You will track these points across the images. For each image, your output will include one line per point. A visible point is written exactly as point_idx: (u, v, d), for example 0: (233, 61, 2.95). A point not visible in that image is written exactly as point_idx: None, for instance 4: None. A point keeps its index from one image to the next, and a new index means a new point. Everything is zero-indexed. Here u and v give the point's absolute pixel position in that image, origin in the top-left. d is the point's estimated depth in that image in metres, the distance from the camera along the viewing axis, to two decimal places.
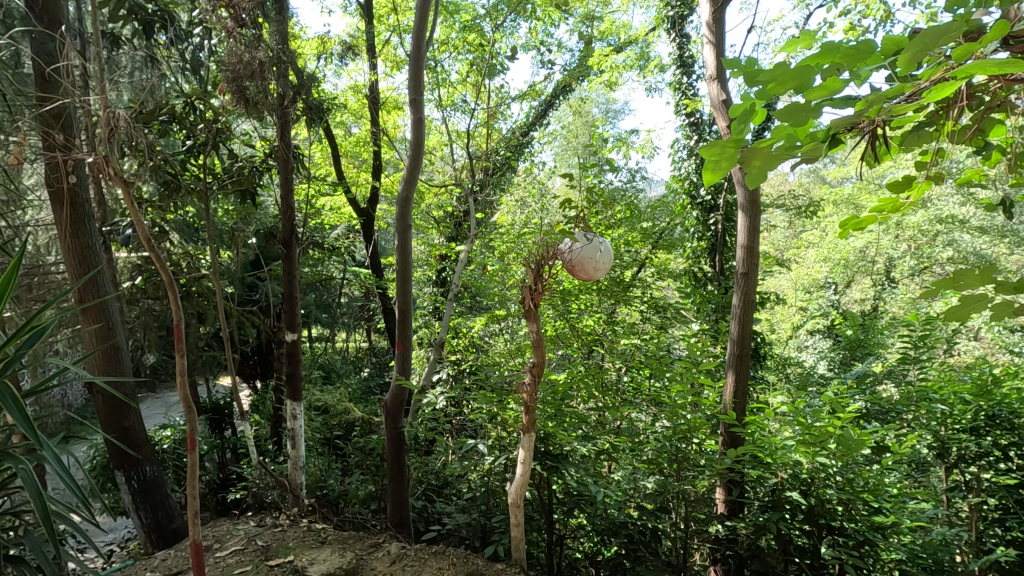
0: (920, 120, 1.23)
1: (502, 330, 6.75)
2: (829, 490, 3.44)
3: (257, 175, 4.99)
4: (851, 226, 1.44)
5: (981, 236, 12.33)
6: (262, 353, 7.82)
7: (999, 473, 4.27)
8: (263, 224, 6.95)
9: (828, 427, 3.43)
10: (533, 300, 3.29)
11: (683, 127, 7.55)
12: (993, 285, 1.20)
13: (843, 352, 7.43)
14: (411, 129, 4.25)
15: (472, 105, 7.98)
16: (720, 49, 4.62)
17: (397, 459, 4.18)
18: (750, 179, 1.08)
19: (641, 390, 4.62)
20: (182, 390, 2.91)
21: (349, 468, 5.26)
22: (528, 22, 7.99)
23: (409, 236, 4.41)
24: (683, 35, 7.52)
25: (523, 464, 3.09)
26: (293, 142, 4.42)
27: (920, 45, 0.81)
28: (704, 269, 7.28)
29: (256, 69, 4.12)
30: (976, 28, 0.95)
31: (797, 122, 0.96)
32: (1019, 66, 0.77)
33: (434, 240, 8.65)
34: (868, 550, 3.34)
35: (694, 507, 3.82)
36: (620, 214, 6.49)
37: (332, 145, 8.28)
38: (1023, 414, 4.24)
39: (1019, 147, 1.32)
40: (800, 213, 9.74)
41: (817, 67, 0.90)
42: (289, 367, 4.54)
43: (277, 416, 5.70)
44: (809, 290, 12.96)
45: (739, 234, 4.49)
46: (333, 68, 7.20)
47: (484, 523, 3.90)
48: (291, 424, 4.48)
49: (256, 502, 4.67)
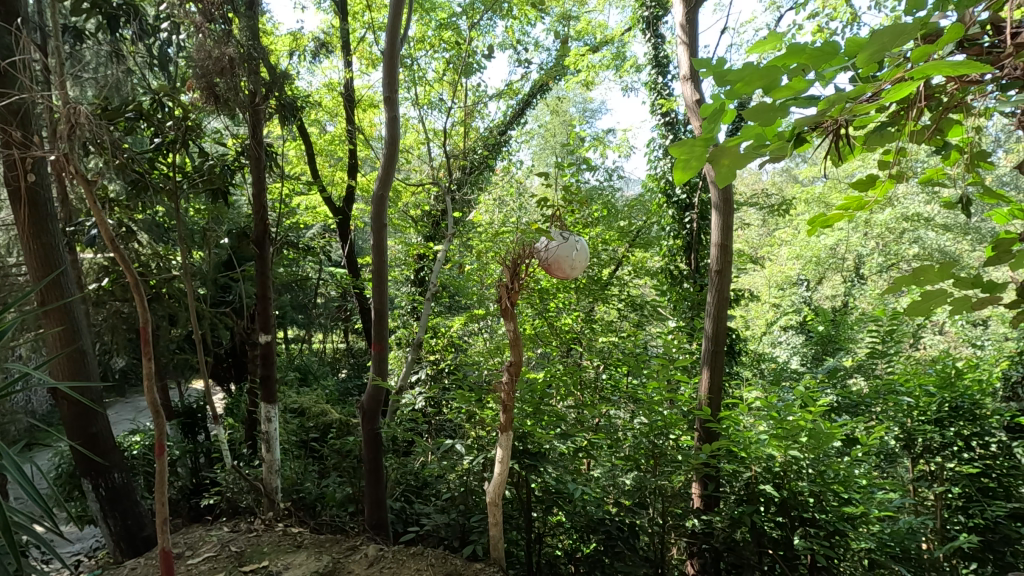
0: (882, 120, 1.26)
1: (481, 329, 6.74)
2: (801, 482, 3.53)
3: (229, 174, 4.89)
4: (818, 224, 1.47)
5: (944, 234, 12.76)
6: (237, 355, 7.67)
7: (962, 463, 4.42)
8: (235, 224, 6.81)
9: (799, 421, 3.54)
10: (510, 298, 3.29)
11: (658, 127, 7.63)
12: (952, 280, 1.24)
13: (815, 347, 7.61)
14: (386, 127, 4.21)
15: (449, 104, 8.01)
16: (693, 50, 4.68)
17: (374, 460, 4.14)
18: (720, 178, 1.09)
19: (619, 387, 4.68)
20: (150, 395, 2.84)
21: (325, 470, 5.19)
22: (504, 21, 7.99)
23: (385, 236, 4.37)
24: (657, 35, 7.61)
25: (501, 464, 3.09)
26: (266, 141, 4.35)
27: (879, 46, 0.83)
28: (680, 267, 7.37)
29: (226, 66, 4.04)
30: (933, 30, 0.98)
31: (765, 121, 0.98)
32: (974, 68, 0.79)
33: (412, 239, 8.58)
34: (838, 540, 3.38)
35: (671, 502, 3.86)
36: (598, 212, 6.58)
37: (307, 144, 8.18)
38: (983, 405, 4.45)
39: (976, 146, 1.36)
40: (773, 212, 9.93)
41: (783, 67, 0.91)
42: (262, 369, 4.47)
43: (252, 419, 5.61)
44: (783, 287, 13.20)
45: (714, 232, 4.56)
46: (307, 65, 7.10)
47: (463, 523, 3.89)
48: (266, 427, 4.40)
49: (230, 508, 4.59)
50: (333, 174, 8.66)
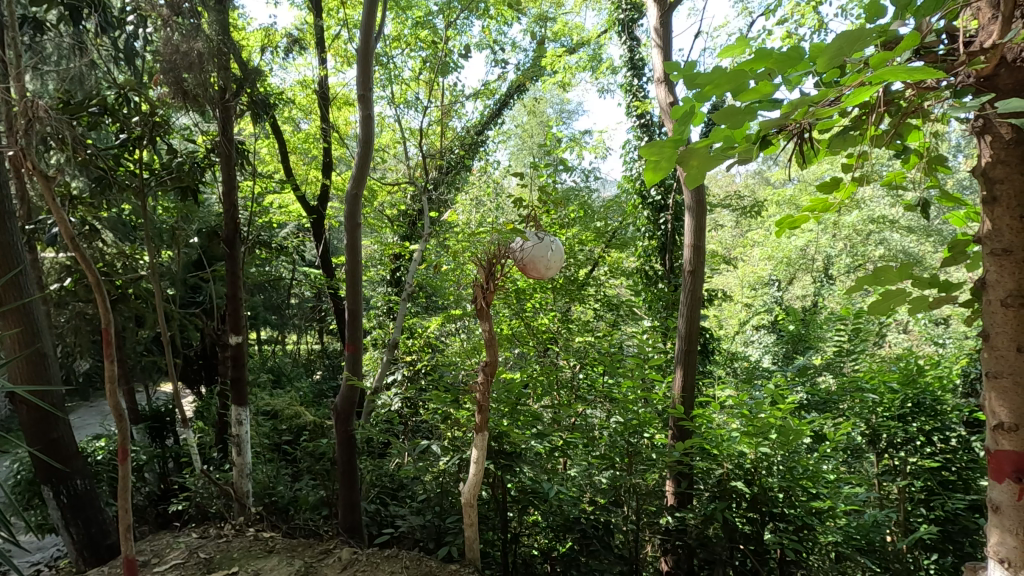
0: (845, 124, 1.31)
1: (457, 330, 6.55)
2: (770, 478, 3.59)
3: (199, 171, 4.78)
4: (786, 226, 1.50)
5: (908, 235, 13.18)
6: (207, 357, 7.50)
7: (924, 457, 4.57)
8: (206, 222, 6.65)
9: (770, 418, 3.61)
10: (485, 299, 3.29)
11: (634, 128, 7.69)
12: (910, 281, 1.28)
13: (786, 346, 7.78)
14: (360, 125, 4.16)
15: (425, 103, 7.97)
16: (667, 53, 4.75)
17: (348, 462, 4.08)
18: (689, 178, 1.11)
19: (595, 386, 4.69)
20: (112, 399, 2.75)
21: (298, 473, 5.10)
22: (480, 21, 7.93)
23: (359, 235, 4.31)
24: (633, 38, 7.68)
25: (476, 464, 3.07)
26: (237, 137, 4.26)
27: (839, 50, 0.86)
28: (655, 267, 7.53)
29: (194, 61, 3.94)
30: (893, 37, 1.01)
31: (734, 123, 1.00)
32: (928, 74, 0.82)
33: (388, 239, 8.48)
34: (807, 534, 3.47)
35: (645, 500, 3.93)
36: (574, 213, 6.63)
37: (280, 142, 8.02)
38: (943, 401, 4.59)
39: (934, 151, 1.41)
40: (745, 213, 10.12)
41: (751, 71, 0.93)
42: (232, 371, 4.38)
43: (223, 422, 5.50)
44: (755, 287, 13.41)
45: (686, 233, 4.61)
46: (281, 61, 6.98)
47: (438, 525, 3.85)
48: (236, 430, 4.31)
49: (200, 513, 4.49)
50: (307, 172, 8.52)
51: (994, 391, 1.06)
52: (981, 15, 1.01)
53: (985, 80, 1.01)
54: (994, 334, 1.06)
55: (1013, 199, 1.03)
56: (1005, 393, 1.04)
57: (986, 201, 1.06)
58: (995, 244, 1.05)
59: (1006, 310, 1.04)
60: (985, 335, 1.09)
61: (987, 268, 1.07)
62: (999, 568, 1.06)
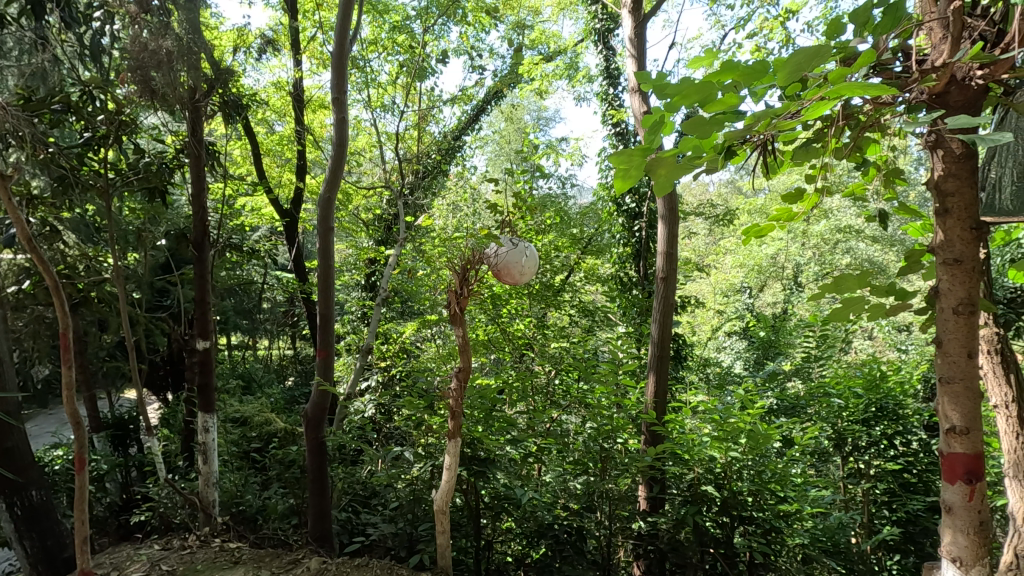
0: (807, 136, 1.34)
1: (433, 336, 6.59)
2: (740, 482, 3.66)
3: (168, 173, 4.67)
4: (752, 235, 1.53)
5: (873, 245, 13.61)
6: (174, 362, 7.30)
7: (887, 460, 4.70)
8: (174, 224, 6.49)
9: (739, 423, 3.70)
10: (459, 305, 3.27)
11: (610, 136, 7.79)
12: (869, 288, 1.32)
13: (757, 352, 7.93)
14: (334, 128, 4.11)
15: (402, 107, 7.93)
16: (641, 63, 4.82)
17: (318, 470, 4.01)
18: (657, 187, 1.12)
19: (569, 391, 4.72)
20: (70, 406, 2.65)
21: (267, 482, 4.99)
22: (458, 27, 7.91)
23: (332, 238, 4.26)
24: (609, 48, 7.79)
25: (448, 471, 3.05)
26: (207, 138, 4.20)
27: (798, 64, 0.88)
28: (630, 273, 7.25)
29: (163, 59, 3.86)
30: (850, 54, 1.05)
31: (701, 133, 1.02)
32: (881, 91, 0.85)
33: (363, 243, 8.41)
34: (774, 537, 3.56)
35: (618, 505, 3.91)
36: (550, 219, 6.67)
37: (253, 143, 7.88)
38: (904, 405, 4.74)
39: (891, 163, 1.46)
40: (718, 221, 10.31)
41: (718, 83, 0.95)
42: (199, 377, 4.27)
43: (189, 430, 5.35)
44: (727, 294, 13.63)
45: (659, 241, 4.67)
46: (254, 63, 6.87)
47: (410, 532, 3.82)
48: (202, 438, 4.21)
49: (163, 524, 4.37)
50: (281, 175, 8.39)
51: (946, 395, 1.10)
52: (933, 34, 1.06)
53: (937, 97, 1.05)
54: (946, 340, 1.10)
55: (963, 211, 1.08)
56: (957, 398, 1.08)
57: (938, 213, 1.10)
58: (947, 253, 1.09)
59: (957, 317, 1.08)
60: (937, 341, 1.13)
61: (939, 276, 1.10)
62: (951, 567, 1.09)
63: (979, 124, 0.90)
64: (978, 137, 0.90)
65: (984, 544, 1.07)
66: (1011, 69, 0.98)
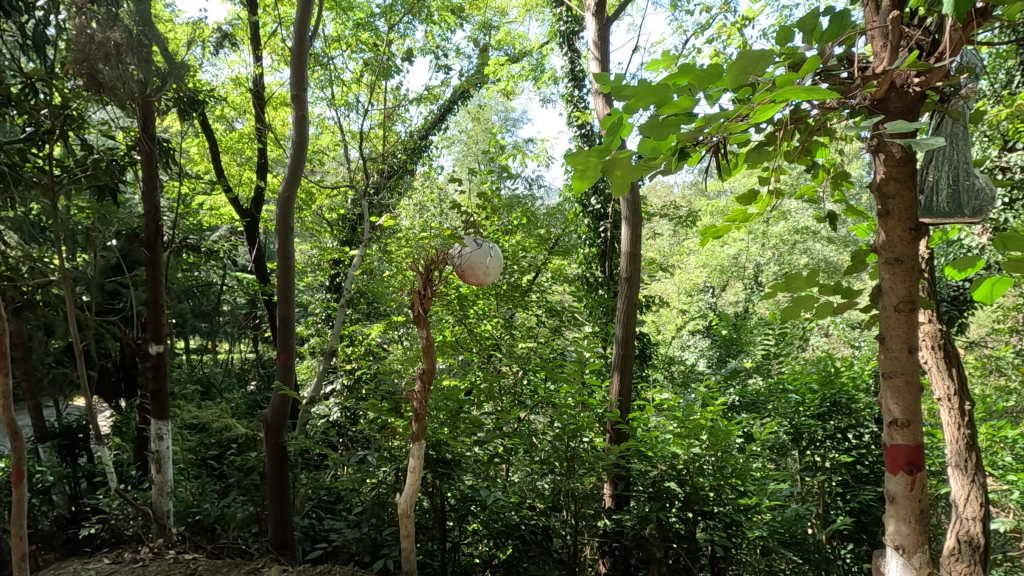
0: (760, 139, 1.37)
1: (400, 337, 6.53)
2: (702, 478, 3.73)
3: (119, 171, 4.49)
4: (709, 235, 1.55)
5: (828, 245, 14.15)
6: (126, 368, 7.00)
7: (841, 452, 4.88)
8: (127, 224, 6.24)
9: (700, 420, 3.79)
10: (423, 306, 3.22)
11: (575, 138, 7.84)
12: (818, 287, 1.37)
13: (719, 350, 8.11)
14: (294, 126, 4.03)
15: (367, 106, 7.80)
16: (605, 66, 4.87)
17: (279, 475, 3.93)
18: (615, 188, 1.13)
19: (536, 391, 4.74)
20: (6, 416, 2.51)
21: (225, 489, 4.84)
22: (424, 26, 7.81)
23: (292, 239, 4.16)
24: (574, 50, 7.84)
25: (413, 473, 3.00)
26: (158, 134, 4.07)
27: (747, 69, 0.90)
28: (596, 274, 7.32)
29: (111, 51, 3.72)
30: (797, 60, 1.08)
31: (659, 135, 1.05)
32: (825, 97, 0.88)
33: (327, 244, 8.28)
34: (734, 530, 3.68)
35: (583, 503, 3.94)
36: (517, 219, 6.71)
37: (210, 140, 7.64)
38: (857, 400, 4.93)
39: (837, 166, 1.50)
40: (681, 222, 10.52)
41: (674, 85, 0.96)
42: (152, 383, 4.09)
43: (142, 438, 5.15)
44: (691, 293, 13.84)
45: (623, 241, 4.71)
46: (212, 57, 6.67)
47: (374, 537, 3.76)
48: (155, 446, 4.05)
49: (113, 537, 4.20)
50: (241, 173, 8.18)
51: (888, 389, 1.14)
52: (873, 43, 1.10)
53: (878, 102, 1.09)
54: (888, 337, 1.14)
55: (903, 212, 1.12)
56: (899, 391, 1.13)
57: (880, 214, 1.15)
58: (889, 253, 1.13)
59: (898, 314, 1.12)
60: (881, 337, 1.17)
61: (882, 275, 1.14)
62: (895, 556, 1.13)
63: (915, 130, 0.94)
64: (915, 142, 0.94)
65: (924, 532, 1.11)
66: (944, 78, 1.03)
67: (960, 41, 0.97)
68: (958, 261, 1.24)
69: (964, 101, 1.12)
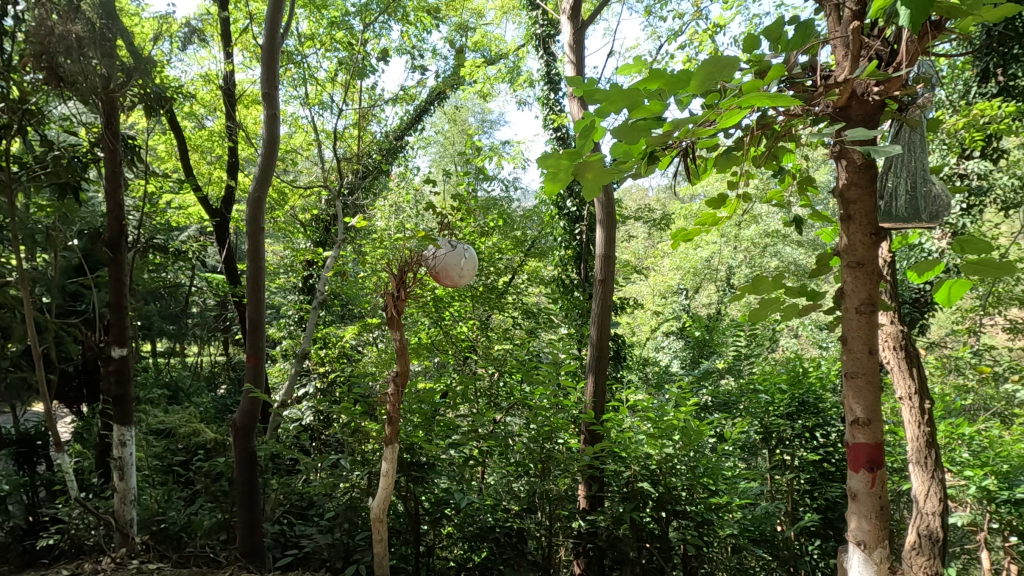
0: (728, 145, 1.39)
1: (375, 339, 6.46)
2: (675, 478, 3.78)
3: (81, 168, 4.34)
4: (680, 238, 1.56)
5: (798, 249, 14.49)
6: (88, 372, 6.77)
7: (809, 450, 5.00)
8: (89, 223, 6.05)
9: (674, 420, 3.85)
10: (396, 307, 3.19)
11: (551, 140, 7.87)
12: (783, 290, 1.40)
13: (692, 351, 8.23)
14: (265, 125, 3.95)
15: (341, 105, 7.71)
16: (580, 69, 4.90)
17: (248, 480, 3.86)
18: (587, 191, 1.14)
19: (511, 393, 4.74)
20: None
21: (192, 496, 4.71)
22: (400, 25, 7.75)
23: (262, 239, 4.07)
24: (550, 53, 7.87)
25: (385, 477, 2.95)
26: (122, 130, 3.93)
27: (714, 75, 0.91)
28: (571, 276, 7.37)
29: (72, 44, 3.61)
30: (762, 68, 1.10)
31: (630, 140, 1.05)
32: (789, 103, 0.90)
33: (300, 244, 8.15)
34: (706, 529, 3.72)
35: (557, 504, 3.96)
36: (493, 222, 6.71)
37: (179, 137, 7.45)
38: (823, 400, 5.07)
39: (803, 171, 1.54)
40: (655, 225, 10.66)
41: (644, 91, 0.96)
42: (115, 387, 3.96)
43: (104, 444, 5.00)
44: (665, 295, 14.01)
45: (598, 243, 4.74)
46: (181, 53, 6.51)
47: (347, 543, 3.71)
48: (117, 453, 3.90)
49: (73, 548, 4.06)
50: (211, 172, 8.02)
51: (850, 389, 1.18)
52: (836, 52, 1.13)
53: (840, 111, 1.12)
54: (851, 337, 1.17)
55: (865, 217, 1.15)
56: (860, 391, 1.16)
57: (842, 218, 1.17)
58: (850, 257, 1.16)
59: (859, 316, 1.16)
60: (843, 338, 1.20)
61: (844, 278, 1.17)
62: (857, 551, 1.16)
63: (874, 137, 0.97)
64: (875, 149, 0.97)
65: (884, 527, 1.15)
66: (901, 88, 1.06)
67: (917, 52, 1.01)
68: (917, 264, 1.28)
69: (922, 109, 1.15)
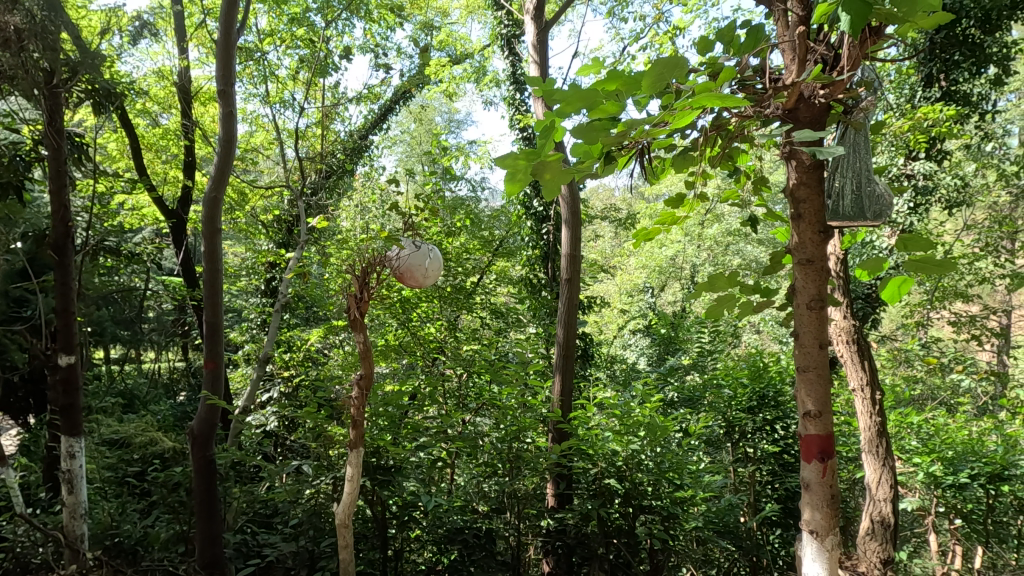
0: (685, 145, 1.42)
1: (340, 342, 6.35)
2: (641, 473, 3.84)
3: (23, 167, 4.16)
4: (641, 236, 1.58)
5: (759, 248, 14.88)
6: (34, 381, 6.43)
7: (771, 443, 5.15)
8: (35, 225, 5.76)
9: (639, 417, 3.92)
10: (359, 309, 3.12)
11: (517, 140, 7.88)
12: (738, 287, 1.43)
13: (658, 348, 8.38)
14: (221, 123, 3.83)
15: (303, 103, 7.53)
16: (543, 70, 4.91)
17: (207, 489, 3.74)
18: (546, 191, 1.14)
19: (479, 393, 4.74)
20: None
21: (149, 508, 4.54)
22: (363, 23, 7.62)
23: (220, 240, 3.93)
24: (515, 53, 7.88)
25: (350, 482, 2.88)
26: (67, 127, 3.72)
27: (665, 76, 0.93)
28: (539, 276, 7.40)
29: (10, 37, 3.39)
30: (715, 68, 1.13)
31: (588, 140, 1.07)
32: (738, 104, 0.92)
33: (262, 245, 7.96)
34: (671, 523, 3.79)
35: (526, 504, 3.96)
36: (460, 222, 6.68)
37: (131, 136, 7.17)
38: (783, 394, 5.23)
39: (758, 170, 1.57)
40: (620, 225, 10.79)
41: (602, 92, 0.97)
42: (62, 397, 3.75)
43: (53, 456, 4.76)
44: (632, 293, 14.18)
45: (564, 243, 4.78)
46: (131, 48, 6.26)
47: (312, 550, 3.61)
48: (65, 465, 3.69)
49: (18, 567, 3.76)
50: (166, 171, 7.74)
51: (802, 382, 1.21)
52: (785, 55, 1.16)
53: (789, 112, 1.16)
54: (802, 333, 1.21)
55: (814, 215, 1.19)
56: (811, 384, 1.20)
57: (792, 217, 1.21)
58: (801, 254, 1.19)
59: (810, 311, 1.19)
60: (795, 334, 1.23)
61: (795, 275, 1.21)
62: (810, 540, 1.19)
63: (819, 137, 1.01)
64: (820, 149, 1.00)
65: (835, 515, 1.18)
66: (846, 91, 1.11)
67: (857, 56, 1.05)
68: (865, 261, 1.33)
69: (865, 112, 1.19)
